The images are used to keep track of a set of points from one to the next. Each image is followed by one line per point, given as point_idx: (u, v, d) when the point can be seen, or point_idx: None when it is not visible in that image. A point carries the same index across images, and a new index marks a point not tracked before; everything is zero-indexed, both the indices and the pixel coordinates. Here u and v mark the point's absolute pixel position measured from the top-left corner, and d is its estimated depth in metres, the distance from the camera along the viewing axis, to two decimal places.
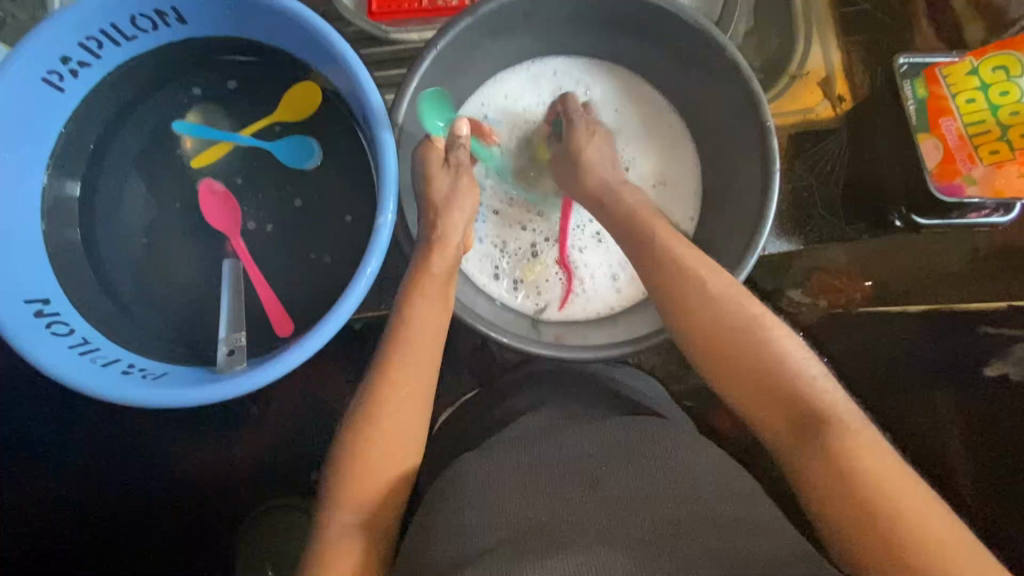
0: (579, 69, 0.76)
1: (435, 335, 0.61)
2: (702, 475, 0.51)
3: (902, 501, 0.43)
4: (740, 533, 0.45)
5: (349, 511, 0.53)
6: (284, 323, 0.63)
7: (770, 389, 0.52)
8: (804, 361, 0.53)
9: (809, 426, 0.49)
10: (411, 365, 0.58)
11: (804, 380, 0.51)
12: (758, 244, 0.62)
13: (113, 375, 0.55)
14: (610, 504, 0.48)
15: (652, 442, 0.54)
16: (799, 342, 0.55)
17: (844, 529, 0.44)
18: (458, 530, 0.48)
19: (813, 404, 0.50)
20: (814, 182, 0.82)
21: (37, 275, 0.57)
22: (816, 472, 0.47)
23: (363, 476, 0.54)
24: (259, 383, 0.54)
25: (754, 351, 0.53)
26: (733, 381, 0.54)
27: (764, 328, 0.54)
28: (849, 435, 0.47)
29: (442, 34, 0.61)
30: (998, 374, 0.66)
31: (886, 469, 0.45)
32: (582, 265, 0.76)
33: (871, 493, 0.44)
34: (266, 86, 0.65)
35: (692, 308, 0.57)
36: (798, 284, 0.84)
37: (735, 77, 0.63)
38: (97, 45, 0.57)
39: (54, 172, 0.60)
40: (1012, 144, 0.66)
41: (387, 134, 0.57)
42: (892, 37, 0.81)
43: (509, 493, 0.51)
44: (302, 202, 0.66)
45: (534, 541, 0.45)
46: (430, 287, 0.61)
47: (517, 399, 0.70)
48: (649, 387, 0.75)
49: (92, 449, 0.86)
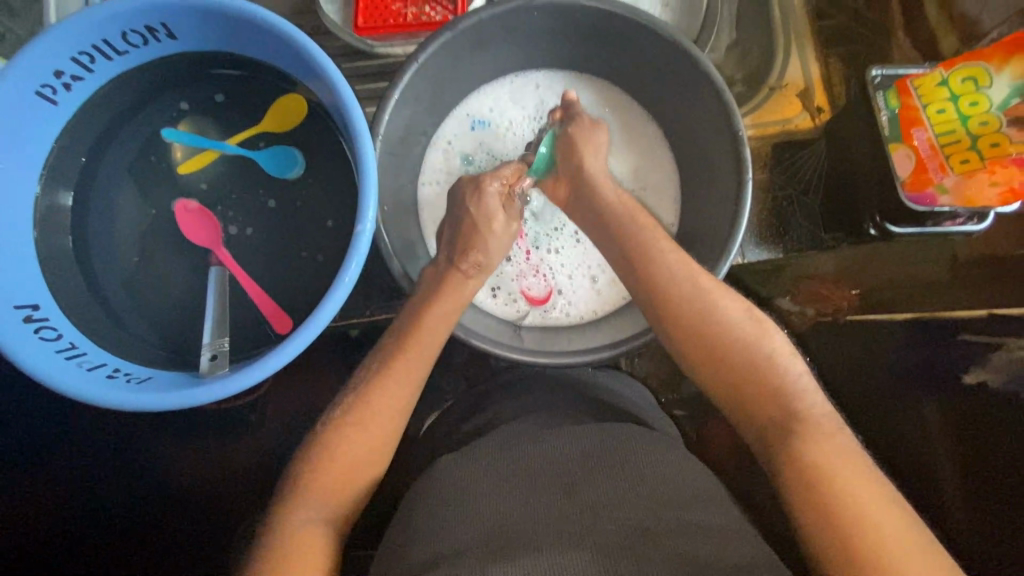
0: (560, 82, 0.78)
1: (440, 335, 0.63)
2: (672, 483, 0.51)
3: (865, 501, 0.44)
4: (701, 539, 0.46)
5: (316, 506, 0.53)
6: (282, 319, 0.65)
7: (750, 389, 0.54)
8: (788, 363, 0.55)
9: (787, 423, 0.51)
10: (410, 363, 0.60)
11: (788, 382, 0.54)
12: (731, 251, 0.63)
13: (98, 380, 0.56)
14: (583, 511, 0.48)
15: (621, 448, 0.55)
16: (787, 345, 0.57)
17: (805, 523, 0.46)
18: (432, 533, 0.48)
19: (791, 404, 0.52)
20: (793, 191, 0.84)
21: (28, 282, 0.59)
22: (786, 467, 0.49)
23: (335, 472, 0.55)
24: (238, 387, 0.55)
25: (743, 349, 0.55)
26: (720, 385, 0.56)
27: (747, 331, 0.56)
28: (823, 435, 0.49)
29: (422, 48, 0.62)
30: (976, 382, 0.65)
31: (852, 470, 0.46)
32: (559, 268, 0.78)
33: (837, 491, 0.45)
34: (253, 99, 0.67)
35: (674, 310, 0.58)
36: (786, 291, 0.86)
37: (709, 88, 0.64)
38: (89, 59, 0.59)
39: (47, 185, 0.62)
40: (981, 154, 0.65)
41: (367, 145, 0.58)
42: (870, 50, 0.83)
43: (484, 494, 0.51)
44: (275, 202, 0.68)
45: (503, 541, 0.46)
46: (446, 295, 0.64)
47: (498, 407, 0.70)
48: (634, 392, 0.76)
49: (90, 450, 0.88)
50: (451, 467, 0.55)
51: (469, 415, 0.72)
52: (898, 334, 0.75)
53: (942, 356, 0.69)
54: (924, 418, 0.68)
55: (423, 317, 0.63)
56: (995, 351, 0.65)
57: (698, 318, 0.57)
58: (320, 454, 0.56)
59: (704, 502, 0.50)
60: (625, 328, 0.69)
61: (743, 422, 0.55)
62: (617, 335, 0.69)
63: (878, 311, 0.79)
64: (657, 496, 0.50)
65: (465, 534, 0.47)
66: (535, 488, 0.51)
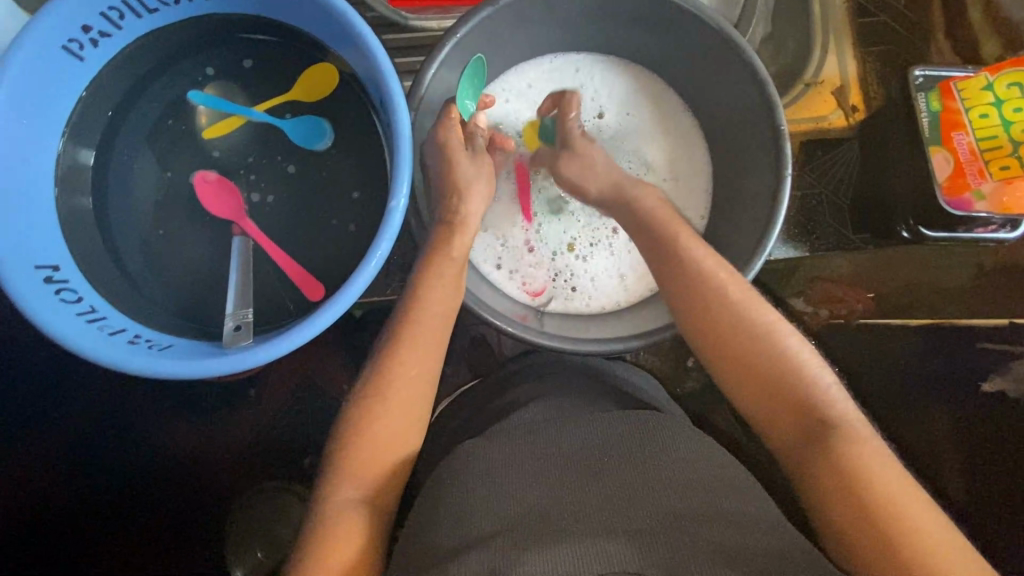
0: (600, 67, 0.76)
1: (446, 312, 0.61)
2: (701, 474, 0.51)
3: (910, 515, 0.44)
4: (734, 529, 0.46)
5: (349, 485, 0.53)
6: (314, 286, 0.64)
7: (775, 396, 0.54)
8: (818, 373, 0.54)
9: (819, 433, 0.51)
10: (421, 339, 0.59)
11: (820, 390, 0.53)
12: (766, 247, 0.62)
13: (120, 344, 0.55)
14: (611, 498, 0.48)
15: (651, 437, 0.54)
16: (814, 352, 0.56)
17: (845, 533, 0.46)
18: (464, 517, 0.48)
19: (824, 413, 0.52)
20: (823, 189, 0.81)
21: (49, 242, 0.58)
22: (824, 479, 0.48)
23: (366, 453, 0.55)
24: (263, 360, 0.54)
25: (768, 356, 0.55)
26: (746, 388, 0.55)
27: (779, 338, 0.56)
28: (857, 441, 0.49)
29: (463, 22, 0.61)
30: (997, 390, 0.69)
31: (893, 478, 0.47)
32: (583, 263, 0.77)
33: (877, 502, 0.45)
34: (283, 65, 0.66)
35: (704, 313, 0.58)
36: (800, 292, 0.83)
37: (751, 80, 0.63)
38: (118, 15, 0.58)
39: (69, 142, 0.61)
40: (1021, 161, 0.67)
41: (404, 118, 0.56)
42: (907, 50, 0.81)
43: (516, 480, 0.50)
44: (295, 167, 0.66)
45: (537, 527, 0.46)
46: (446, 269, 0.62)
47: (516, 395, 0.68)
48: (647, 384, 0.74)
49: (95, 414, 0.88)
50: (478, 452, 0.55)
51: (488, 402, 0.71)
52: (913, 337, 0.76)
53: (961, 365, 0.72)
54: (936, 423, 0.71)
55: (422, 294, 0.61)
56: (1017, 361, 0.70)
57: (726, 324, 0.57)
58: (352, 430, 0.56)
59: (731, 496, 0.49)
60: (648, 319, 0.68)
61: (767, 430, 0.55)
62: (640, 326, 0.67)
63: (892, 319, 0.80)
64: (683, 487, 0.49)
65: (500, 518, 0.47)
66: (564, 475, 0.51)
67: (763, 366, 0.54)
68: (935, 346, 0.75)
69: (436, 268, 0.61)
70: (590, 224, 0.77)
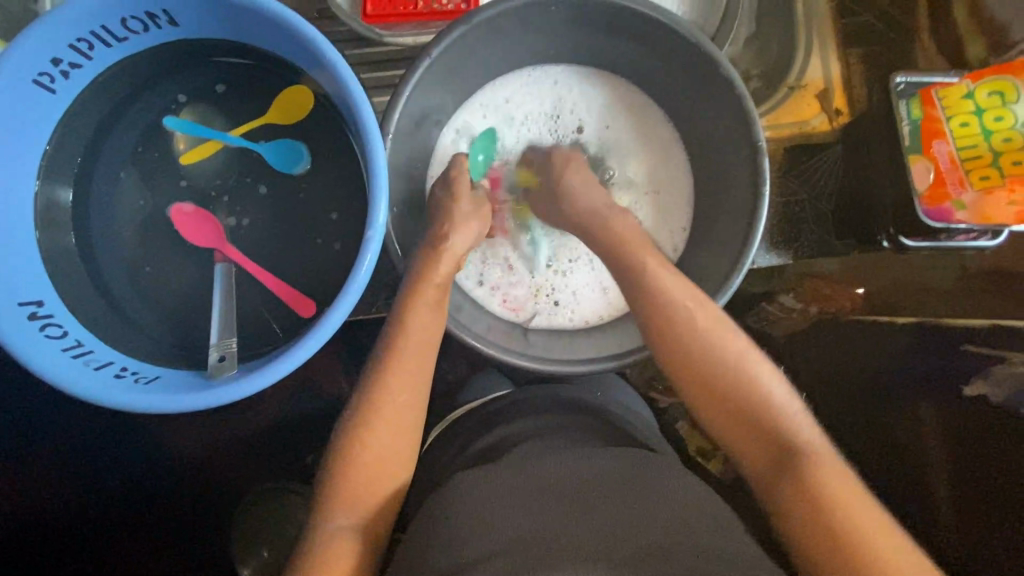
0: (578, 80, 0.76)
1: (429, 342, 0.61)
2: (684, 509, 0.52)
3: (877, 545, 0.45)
4: (712, 557, 0.47)
5: (341, 514, 0.55)
6: (305, 304, 0.64)
7: (746, 421, 0.55)
8: (789, 403, 0.55)
9: (787, 458, 0.52)
10: (407, 366, 0.59)
11: (784, 418, 0.54)
12: (746, 262, 0.62)
13: (106, 379, 0.56)
14: (593, 529, 0.49)
15: (634, 472, 0.55)
16: (782, 380, 0.57)
17: (818, 562, 0.46)
18: (450, 545, 0.49)
19: (792, 439, 0.53)
20: (807, 195, 0.82)
21: (31, 279, 0.58)
22: (793, 502, 0.49)
23: (358, 482, 0.56)
24: (247, 391, 0.55)
25: (742, 385, 0.56)
26: (717, 413, 0.56)
27: (751, 366, 0.57)
28: (827, 469, 0.50)
29: (436, 42, 0.60)
30: (976, 394, 0.67)
31: (859, 503, 0.48)
32: (565, 277, 0.77)
33: (844, 529, 0.46)
34: (257, 89, 0.65)
35: (676, 337, 0.59)
36: (791, 290, 0.86)
37: (728, 93, 0.63)
38: (88, 46, 0.57)
39: (46, 179, 0.61)
40: (1002, 171, 0.67)
41: (378, 146, 0.56)
42: (892, 51, 0.81)
43: (501, 512, 0.51)
44: (267, 188, 0.66)
45: (517, 556, 0.47)
46: (429, 293, 0.62)
47: (508, 426, 0.69)
48: (639, 420, 0.75)
49: (92, 429, 0.89)
50: (465, 481, 0.55)
51: (477, 432, 0.71)
52: (901, 341, 0.75)
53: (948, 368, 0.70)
54: (919, 424, 0.71)
55: (406, 323, 0.61)
56: (998, 363, 0.67)
57: (699, 357, 0.57)
58: (337, 463, 0.57)
59: (713, 528, 0.50)
60: (631, 336, 0.68)
61: (739, 456, 0.56)
62: (622, 344, 0.68)
63: (879, 316, 0.80)
64: (664, 515, 0.50)
65: (487, 545, 0.48)
66: (548, 503, 0.52)
67: (734, 394, 0.55)
68: (920, 350, 0.73)
69: (420, 294, 0.62)
70: (570, 240, 0.78)
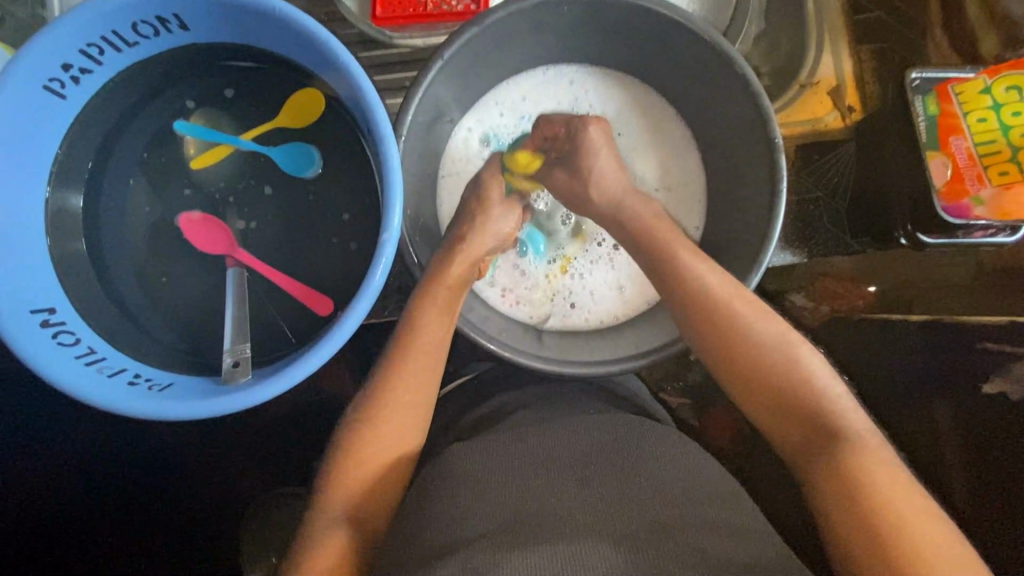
0: (592, 79, 0.75)
1: (438, 341, 0.60)
2: (697, 490, 0.51)
3: (912, 524, 0.45)
4: (728, 538, 0.46)
5: (338, 506, 0.54)
6: (323, 303, 0.64)
7: (783, 400, 0.54)
8: (829, 381, 0.55)
9: (824, 438, 0.52)
10: (416, 366, 0.59)
11: (825, 399, 0.54)
12: (764, 261, 0.61)
13: (120, 387, 0.55)
14: (593, 500, 0.49)
15: (634, 443, 0.55)
16: (824, 362, 0.57)
17: (849, 539, 0.46)
18: (446, 519, 0.48)
19: (832, 420, 0.52)
20: (821, 194, 0.81)
21: (42, 286, 0.57)
22: (827, 481, 0.49)
23: (357, 465, 0.55)
24: (262, 398, 0.54)
25: (781, 366, 0.55)
26: (749, 391, 0.56)
27: (794, 348, 0.56)
28: (867, 450, 0.50)
29: (448, 44, 0.60)
30: (996, 391, 0.68)
31: (896, 485, 0.47)
32: (579, 278, 0.77)
33: (879, 510, 0.46)
34: (268, 93, 0.65)
35: (703, 330, 0.58)
36: (802, 288, 0.83)
37: (745, 93, 0.62)
38: (98, 51, 0.57)
39: (56, 185, 0.60)
40: (1021, 166, 0.67)
41: (392, 149, 0.56)
42: (905, 47, 0.80)
43: (501, 478, 0.51)
44: (272, 189, 0.66)
45: (519, 529, 0.46)
46: (441, 292, 0.62)
47: (504, 396, 0.69)
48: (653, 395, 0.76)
49: (101, 431, 0.89)
50: (464, 455, 0.54)
51: (474, 406, 0.70)
52: (916, 333, 0.75)
53: (963, 364, 0.71)
54: (937, 419, 0.70)
55: (417, 323, 0.60)
56: (1017, 361, 0.68)
57: (732, 339, 0.57)
58: (342, 450, 0.56)
59: (719, 506, 0.50)
60: (648, 337, 0.68)
61: (773, 434, 0.55)
62: (639, 345, 0.67)
63: (891, 314, 0.80)
64: (672, 498, 0.49)
65: (487, 520, 0.47)
66: (552, 476, 0.51)
67: (771, 373, 0.55)
68: (937, 344, 0.73)
69: (432, 294, 0.61)
70: (584, 243, 0.77)
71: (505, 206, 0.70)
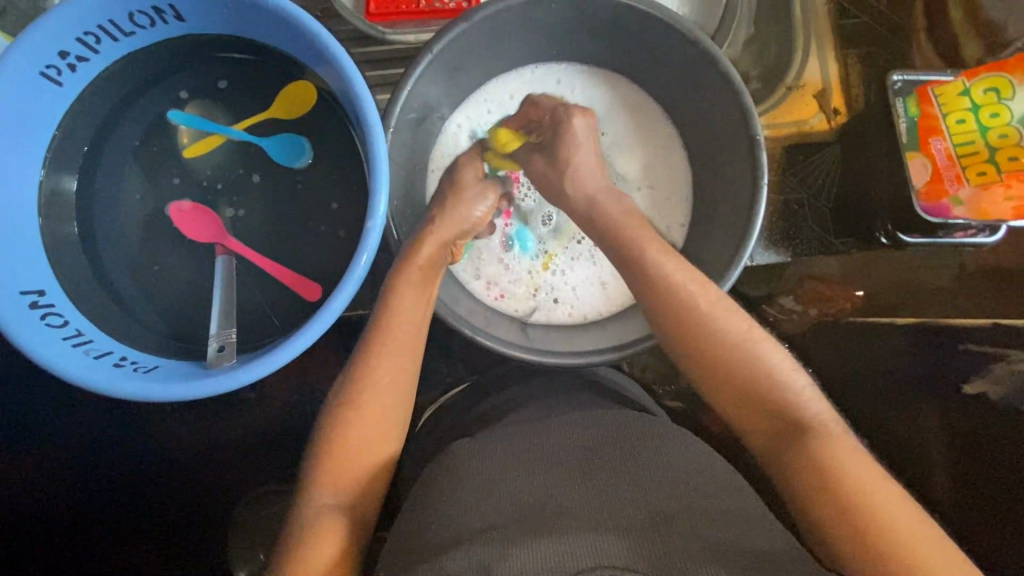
0: (580, 79, 0.77)
1: (414, 326, 0.61)
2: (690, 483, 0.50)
3: (879, 502, 0.45)
4: (721, 524, 0.46)
5: (327, 493, 0.54)
6: (310, 290, 0.65)
7: (750, 396, 0.55)
8: (791, 373, 0.56)
9: (792, 431, 0.52)
10: (392, 350, 0.60)
11: (789, 391, 0.54)
12: (743, 257, 0.62)
13: (106, 368, 0.56)
14: (600, 493, 0.48)
15: (638, 441, 0.54)
16: (784, 354, 0.57)
17: (825, 526, 0.46)
18: (449, 516, 0.48)
19: (797, 411, 0.53)
20: (804, 194, 0.84)
21: (33, 268, 0.58)
22: (799, 472, 0.50)
23: (346, 453, 0.56)
24: (244, 381, 0.55)
25: (743, 361, 0.56)
26: (717, 390, 0.57)
27: (753, 343, 0.57)
28: (832, 437, 0.51)
29: (437, 39, 0.61)
30: (976, 392, 0.64)
31: (863, 467, 0.48)
32: (562, 273, 0.77)
33: (850, 496, 0.46)
34: (261, 84, 0.66)
35: (679, 321, 0.58)
36: (790, 291, 0.86)
37: (728, 91, 0.63)
38: (95, 40, 0.58)
39: (50, 170, 0.61)
40: (999, 167, 0.67)
41: (379, 139, 0.57)
42: (885, 50, 0.82)
43: (507, 476, 0.51)
44: (260, 177, 0.67)
45: (525, 525, 0.44)
46: (412, 275, 0.63)
47: (497, 397, 0.70)
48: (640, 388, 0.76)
49: (92, 421, 0.89)
50: (465, 460, 0.54)
51: (471, 406, 0.72)
52: (900, 335, 0.74)
53: (947, 365, 0.68)
54: (924, 420, 0.68)
55: (391, 309, 0.61)
56: (998, 362, 0.64)
57: (695, 336, 0.57)
58: (329, 436, 0.57)
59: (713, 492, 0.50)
60: (630, 330, 0.68)
61: (743, 430, 0.56)
62: (620, 338, 0.68)
63: (878, 316, 0.79)
64: (662, 484, 0.49)
65: (490, 513, 0.47)
66: (550, 468, 0.51)
67: (734, 370, 0.55)
68: (919, 345, 0.71)
69: (404, 278, 0.62)
70: (568, 240, 0.79)
71: (482, 191, 0.70)
